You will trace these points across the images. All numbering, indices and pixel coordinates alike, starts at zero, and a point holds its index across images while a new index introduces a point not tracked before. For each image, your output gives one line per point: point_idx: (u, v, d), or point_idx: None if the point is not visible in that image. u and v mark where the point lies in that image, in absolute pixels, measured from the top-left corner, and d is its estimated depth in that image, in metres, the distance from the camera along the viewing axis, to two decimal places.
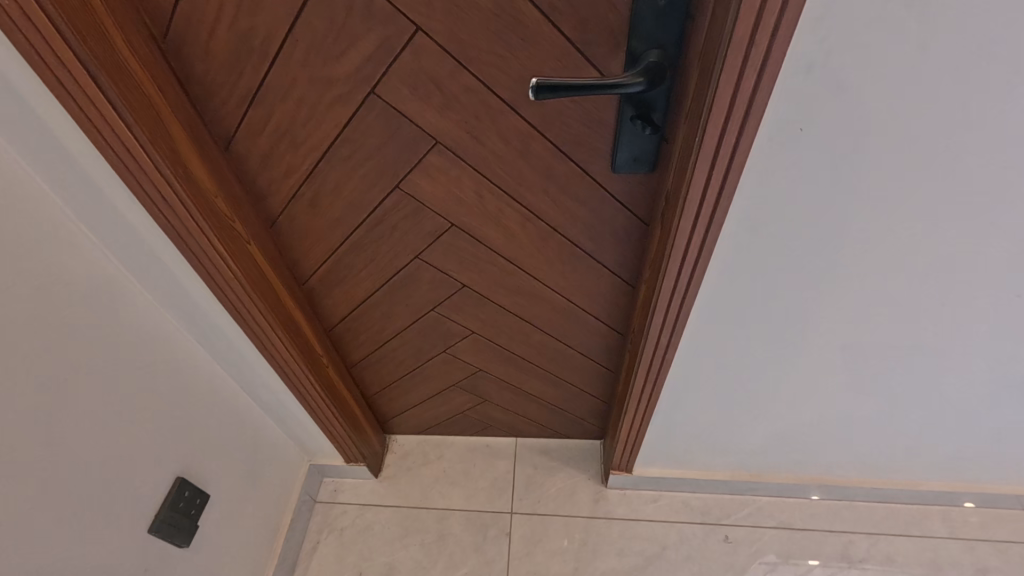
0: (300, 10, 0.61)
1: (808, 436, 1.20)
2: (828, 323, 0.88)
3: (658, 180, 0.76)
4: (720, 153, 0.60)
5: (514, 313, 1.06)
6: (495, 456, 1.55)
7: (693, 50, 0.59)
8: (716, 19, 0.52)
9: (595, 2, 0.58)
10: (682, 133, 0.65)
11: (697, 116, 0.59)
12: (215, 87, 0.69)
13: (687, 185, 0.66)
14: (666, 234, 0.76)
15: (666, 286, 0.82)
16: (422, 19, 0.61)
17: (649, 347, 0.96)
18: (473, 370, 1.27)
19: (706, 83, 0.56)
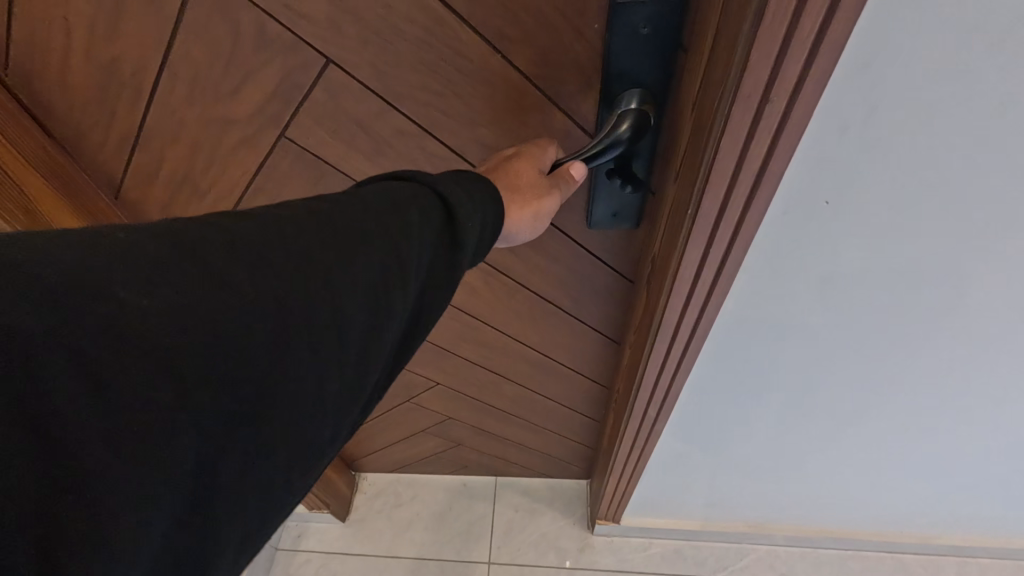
0: (173, 36, 0.47)
1: (814, 490, 1.08)
2: (846, 393, 0.75)
3: (643, 238, 0.63)
4: (720, 231, 0.46)
5: (482, 366, 0.94)
6: (472, 497, 1.43)
7: (687, 95, 0.45)
8: (716, 63, 0.38)
9: (555, 28, 0.44)
10: (673, 195, 0.51)
11: (689, 185, 0.46)
12: (84, 131, 0.55)
13: (676, 259, 0.52)
14: (654, 307, 0.62)
15: (652, 360, 0.69)
16: (332, 48, 0.47)
17: (636, 416, 0.84)
18: (442, 417, 1.14)
19: (701, 146, 0.42)
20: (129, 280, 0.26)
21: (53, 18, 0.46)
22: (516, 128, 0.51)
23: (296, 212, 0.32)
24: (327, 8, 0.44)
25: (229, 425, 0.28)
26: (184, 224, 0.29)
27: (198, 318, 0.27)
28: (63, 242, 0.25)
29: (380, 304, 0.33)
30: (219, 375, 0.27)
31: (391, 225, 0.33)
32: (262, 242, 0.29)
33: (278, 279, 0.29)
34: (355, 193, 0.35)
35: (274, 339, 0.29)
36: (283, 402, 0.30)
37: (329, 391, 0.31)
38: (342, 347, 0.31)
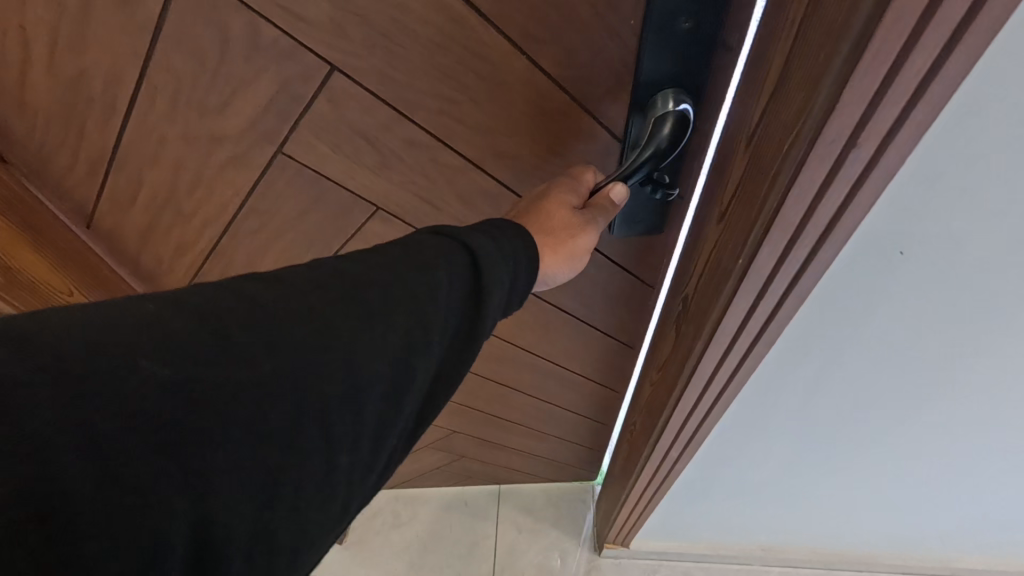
0: (151, 46, 0.41)
1: (839, 528, 1.02)
2: (895, 453, 0.68)
3: (680, 270, 0.59)
4: (776, 281, 0.41)
5: (489, 377, 0.90)
6: (473, 516, 1.42)
7: (745, 122, 0.40)
8: (783, 98, 0.33)
9: (585, 24, 0.40)
10: (716, 239, 0.46)
11: (738, 228, 0.41)
12: (50, 153, 0.49)
13: (717, 310, 0.48)
14: (685, 355, 0.58)
15: (681, 406, 0.65)
16: (335, 53, 0.41)
17: (658, 454, 0.79)
18: (446, 432, 1.10)
19: (758, 189, 0.37)
20: (152, 363, 0.25)
21: (7, 29, 0.39)
22: (538, 133, 0.48)
23: (319, 280, 0.31)
24: (332, 10, 0.39)
25: (241, 512, 0.27)
26: (210, 298, 0.28)
27: (220, 403, 0.26)
28: (94, 323, 0.25)
29: (392, 385, 0.32)
30: (233, 460, 0.27)
31: (413, 296, 0.33)
32: (284, 317, 0.29)
33: (295, 359, 0.28)
34: (378, 258, 0.34)
35: (286, 422, 0.28)
36: (292, 485, 0.29)
37: (338, 472, 0.30)
38: (353, 429, 0.30)
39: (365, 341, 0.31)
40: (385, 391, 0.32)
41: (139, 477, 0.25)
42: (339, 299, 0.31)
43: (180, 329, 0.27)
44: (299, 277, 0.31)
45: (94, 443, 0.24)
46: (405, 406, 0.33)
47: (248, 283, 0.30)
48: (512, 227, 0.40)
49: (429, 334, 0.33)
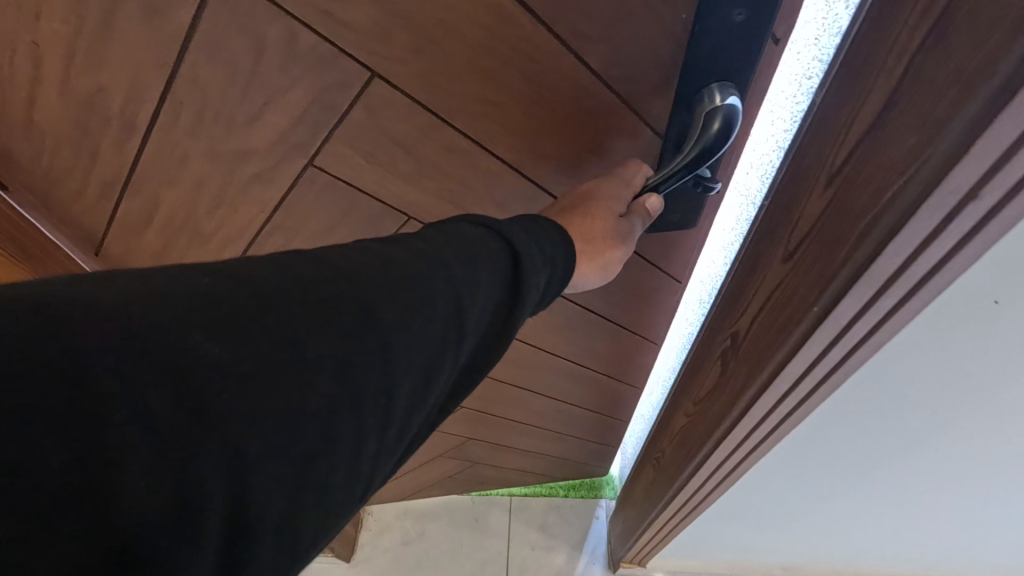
0: (179, 59, 0.38)
1: (873, 563, 0.98)
2: (955, 501, 0.64)
3: (728, 306, 0.57)
4: (854, 328, 0.40)
5: (511, 383, 0.89)
6: (484, 533, 1.43)
7: (820, 165, 0.38)
8: (886, 136, 0.31)
9: (637, 20, 0.39)
10: (784, 283, 0.44)
11: (810, 264, 0.40)
12: (59, 178, 0.45)
13: (782, 350, 0.46)
14: (735, 393, 0.56)
15: (727, 441, 0.62)
16: (377, 58, 0.39)
17: (690, 484, 0.77)
18: (461, 440, 1.09)
19: (843, 228, 0.35)
20: (197, 338, 0.23)
21: (18, 46, 0.36)
22: (581, 132, 0.47)
23: (358, 262, 0.29)
24: (377, 13, 0.37)
25: (271, 503, 0.24)
26: (251, 272, 0.26)
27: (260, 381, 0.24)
28: (140, 288, 0.23)
29: (419, 377, 0.29)
30: (268, 447, 0.23)
31: (450, 281, 0.31)
32: (326, 300, 0.26)
33: (336, 342, 0.26)
34: (413, 244, 0.32)
35: (324, 411, 0.25)
36: (323, 478, 0.26)
37: (365, 467, 0.28)
38: (386, 421, 0.28)
39: (412, 336, 0.29)
40: (414, 381, 0.29)
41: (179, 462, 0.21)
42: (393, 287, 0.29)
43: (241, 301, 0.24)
44: (353, 260, 0.29)
45: (135, 415, 0.21)
46: (431, 399, 0.31)
47: (303, 259, 0.28)
48: (549, 223, 0.39)
49: (457, 322, 0.31)
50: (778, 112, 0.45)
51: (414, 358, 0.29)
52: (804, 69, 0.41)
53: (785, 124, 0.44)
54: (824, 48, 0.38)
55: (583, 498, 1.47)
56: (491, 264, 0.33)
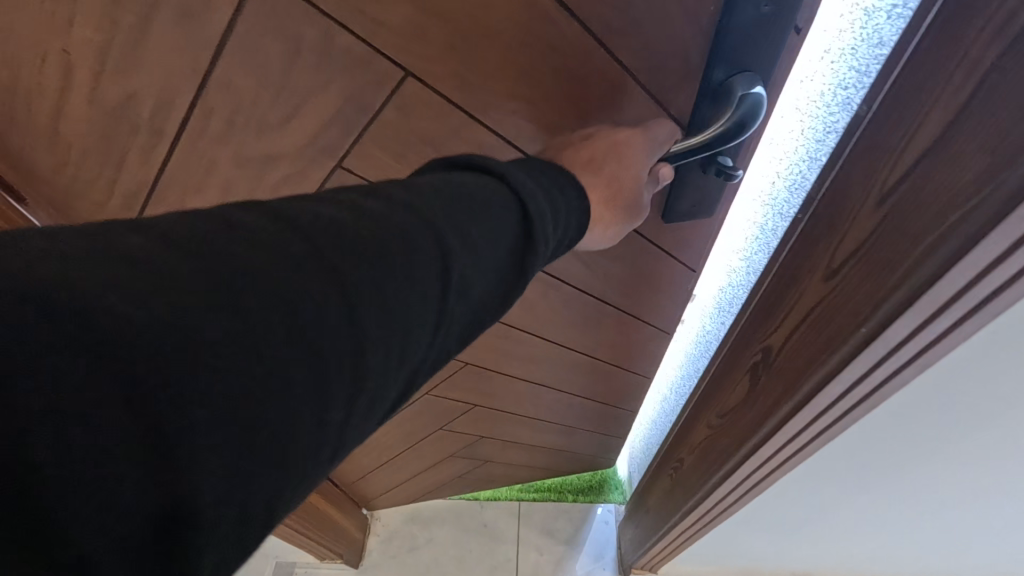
0: (214, 63, 0.38)
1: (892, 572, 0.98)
2: (991, 507, 0.64)
3: (755, 321, 0.56)
4: (902, 347, 0.39)
5: (526, 379, 0.90)
6: (493, 540, 1.43)
7: (868, 186, 0.38)
8: (950, 156, 0.31)
9: (668, 13, 0.40)
10: (825, 303, 0.43)
11: (858, 282, 0.39)
12: (82, 188, 0.44)
13: (819, 370, 0.45)
14: (763, 412, 0.55)
15: (754, 458, 0.60)
16: (412, 58, 0.39)
17: (711, 500, 0.74)
18: (472, 439, 1.09)
19: (897, 249, 0.35)
20: (108, 278, 0.19)
21: (48, 53, 0.35)
22: (605, 123, 0.47)
23: (314, 210, 0.25)
24: (417, 13, 0.37)
25: (215, 481, 0.20)
26: (185, 224, 0.22)
27: (190, 329, 0.19)
28: (52, 237, 0.20)
29: (393, 331, 0.25)
30: (206, 409, 0.19)
31: (425, 224, 0.27)
32: (275, 245, 0.22)
33: (287, 289, 0.22)
34: (385, 194, 0.28)
35: (272, 369, 0.21)
36: (279, 450, 0.21)
37: (329, 442, 0.23)
38: (354, 382, 0.23)
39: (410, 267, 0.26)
40: (387, 335, 0.24)
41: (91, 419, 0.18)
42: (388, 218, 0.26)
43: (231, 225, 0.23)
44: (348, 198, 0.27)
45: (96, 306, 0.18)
46: (411, 361, 0.26)
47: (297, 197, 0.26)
48: (562, 177, 0.38)
49: (439, 271, 0.27)
50: (808, 115, 0.47)
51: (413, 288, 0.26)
52: (836, 76, 0.42)
53: (815, 128, 0.46)
54: (858, 57, 0.40)
55: (592, 502, 1.48)
56: (493, 203, 0.31)
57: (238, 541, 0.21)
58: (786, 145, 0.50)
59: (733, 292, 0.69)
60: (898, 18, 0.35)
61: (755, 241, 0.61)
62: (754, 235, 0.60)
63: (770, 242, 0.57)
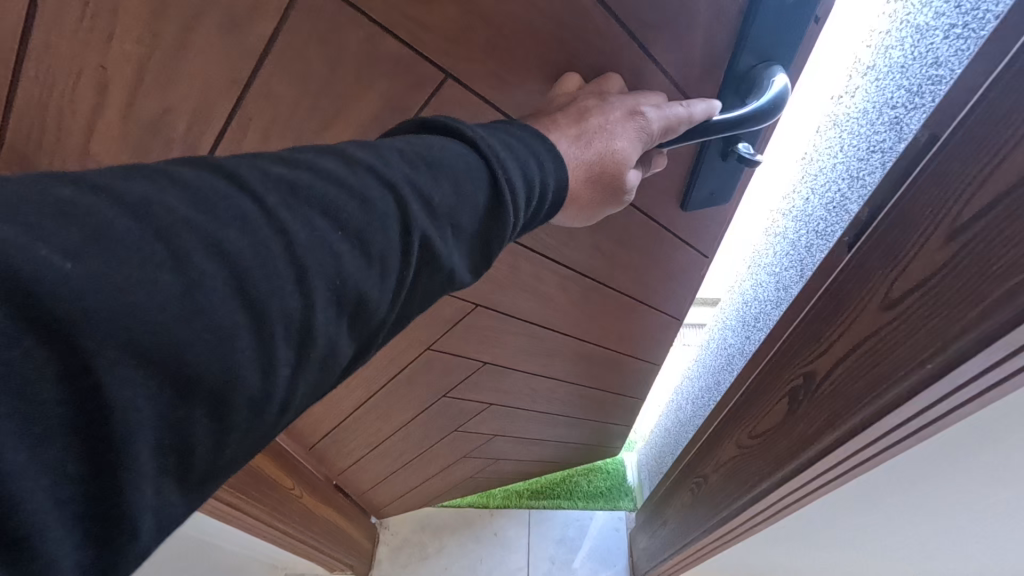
0: (254, 73, 0.37)
1: None
2: None
3: (790, 353, 0.54)
4: (960, 394, 0.36)
5: (543, 374, 0.90)
6: (504, 548, 1.44)
7: (927, 218, 0.35)
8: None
9: (701, 8, 0.41)
10: (879, 340, 0.40)
11: (918, 320, 0.36)
12: None
13: (866, 410, 0.43)
14: (801, 441, 0.53)
15: (789, 485, 0.58)
16: (454, 60, 0.39)
17: (737, 520, 0.72)
18: (487, 437, 1.09)
19: (965, 290, 0.32)
20: (29, 239, 0.18)
21: (84, 69, 0.34)
22: None
23: (265, 169, 0.24)
24: (461, 15, 0.37)
25: (157, 441, 0.20)
26: (125, 181, 0.21)
27: (124, 290, 0.19)
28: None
29: (343, 294, 0.24)
30: (139, 346, 0.19)
31: (380, 187, 0.26)
32: (223, 206, 0.22)
33: (219, 247, 0.21)
34: (346, 156, 0.27)
35: (216, 333, 0.20)
36: (214, 390, 0.21)
37: (279, 397, 0.23)
38: (300, 342, 0.23)
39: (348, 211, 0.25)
40: (336, 296, 0.24)
41: (15, 386, 0.17)
42: (327, 167, 0.25)
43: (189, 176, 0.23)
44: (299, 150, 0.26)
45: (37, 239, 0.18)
46: (367, 322, 0.26)
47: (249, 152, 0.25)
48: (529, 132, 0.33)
49: (396, 240, 0.26)
50: (851, 133, 0.48)
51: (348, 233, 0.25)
52: (885, 94, 0.43)
53: (855, 145, 0.47)
54: (910, 76, 0.39)
55: (602, 509, 1.49)
56: (445, 153, 0.29)
57: (186, 489, 0.22)
58: (827, 163, 0.52)
59: (760, 308, 0.69)
60: (955, 38, 0.35)
61: (784, 258, 0.62)
62: (788, 253, 0.61)
63: (803, 265, 0.57)
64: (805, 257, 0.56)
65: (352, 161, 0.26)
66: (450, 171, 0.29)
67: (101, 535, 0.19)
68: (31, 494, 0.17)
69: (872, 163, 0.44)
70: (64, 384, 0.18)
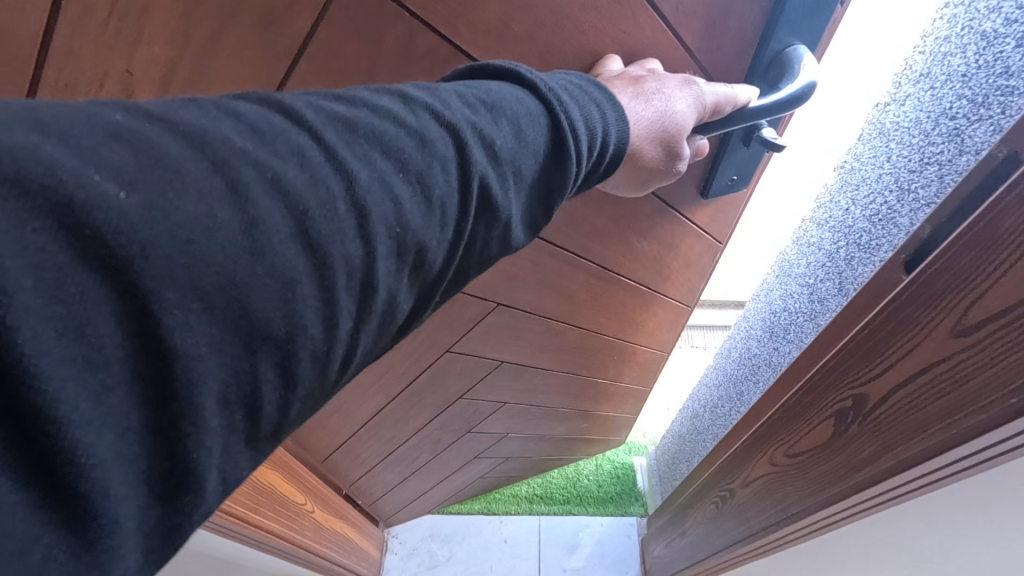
0: (288, 73, 0.36)
1: None
2: None
3: (833, 373, 0.53)
4: None
5: (559, 370, 0.89)
6: (515, 556, 1.43)
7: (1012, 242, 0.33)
8: None
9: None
10: (945, 372, 0.40)
11: (1004, 349, 0.34)
12: None
13: (926, 440, 0.42)
14: (852, 462, 0.52)
15: (834, 509, 0.57)
16: (492, 53, 0.39)
17: (769, 537, 0.71)
18: (499, 436, 1.08)
19: None
20: (82, 167, 0.16)
21: (109, 75, 0.32)
22: None
23: (321, 106, 0.22)
24: (502, 8, 0.36)
25: (222, 397, 0.19)
26: (178, 108, 0.20)
27: (182, 224, 0.17)
28: (22, 104, 0.17)
29: (403, 243, 0.23)
30: (199, 300, 0.18)
31: (439, 130, 0.24)
32: (280, 141, 0.20)
33: (281, 187, 0.20)
34: (403, 95, 0.25)
35: (278, 277, 0.19)
36: (270, 343, 0.20)
37: (342, 347, 0.22)
38: (363, 292, 0.22)
39: (401, 156, 0.23)
40: (397, 243, 0.23)
41: (71, 329, 0.16)
42: (380, 106, 0.24)
43: (245, 112, 0.21)
44: (353, 89, 0.24)
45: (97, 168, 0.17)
46: (425, 274, 0.25)
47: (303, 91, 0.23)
48: (585, 81, 0.31)
49: (454, 184, 0.24)
50: (900, 143, 0.49)
51: (406, 175, 0.23)
52: (942, 105, 0.43)
53: (903, 155, 0.48)
54: (973, 86, 0.40)
55: (611, 515, 1.50)
56: (501, 94, 0.27)
57: (252, 444, 0.21)
58: (871, 175, 0.54)
59: (791, 319, 0.71)
60: None
61: (820, 268, 0.64)
62: (825, 265, 0.62)
63: (843, 281, 0.58)
64: (846, 270, 0.58)
65: (408, 102, 0.24)
66: (511, 114, 0.26)
67: (164, 488, 0.19)
68: (94, 446, 0.17)
69: (926, 175, 0.45)
70: (129, 323, 0.17)
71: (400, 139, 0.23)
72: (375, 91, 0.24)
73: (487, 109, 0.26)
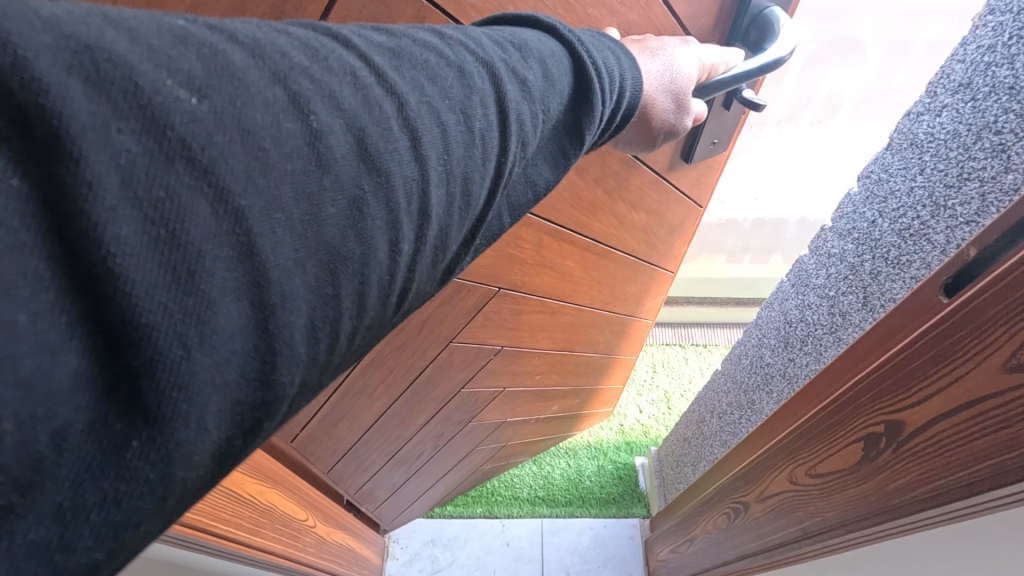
0: None
1: None
2: None
3: (859, 397, 0.51)
4: None
5: (553, 349, 0.90)
6: (519, 560, 1.42)
7: None
8: None
9: None
10: (993, 407, 0.37)
11: None
12: None
13: (961, 478, 0.39)
14: (874, 487, 0.49)
15: (854, 537, 0.54)
16: None
17: (788, 554, 0.70)
18: (498, 424, 1.08)
19: None
20: (156, 73, 0.18)
21: None
22: None
23: (366, 36, 0.24)
24: None
25: (310, 317, 0.21)
26: (232, 22, 0.21)
27: (252, 131, 0.19)
28: (92, 7, 0.19)
29: (450, 174, 0.24)
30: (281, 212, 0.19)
31: (474, 62, 0.26)
32: (334, 60, 0.22)
33: (341, 108, 0.21)
34: (439, 31, 0.27)
35: (345, 194, 0.21)
36: (336, 258, 0.21)
37: (402, 275, 0.24)
38: (419, 221, 0.23)
39: (444, 86, 0.24)
40: (446, 173, 0.24)
41: (162, 228, 0.17)
42: (423, 41, 0.25)
43: (302, 37, 0.22)
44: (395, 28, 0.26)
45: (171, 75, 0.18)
46: (470, 212, 0.26)
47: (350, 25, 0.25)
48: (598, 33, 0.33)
49: (492, 113, 0.26)
50: (936, 156, 0.49)
51: (447, 98, 0.24)
52: (986, 120, 0.44)
53: (942, 171, 0.48)
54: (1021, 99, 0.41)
55: (614, 516, 1.50)
56: (526, 38, 0.29)
57: (325, 370, 0.22)
58: (902, 187, 0.54)
59: (809, 331, 0.71)
60: None
61: (842, 280, 0.63)
62: (848, 277, 0.62)
63: (866, 294, 0.58)
64: (869, 284, 0.58)
65: (447, 40, 0.26)
66: (539, 58, 0.28)
67: (255, 407, 0.20)
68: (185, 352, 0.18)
69: (966, 191, 0.45)
70: (221, 221, 0.18)
71: (441, 69, 0.25)
72: (413, 29, 0.26)
73: (514, 48, 0.27)
